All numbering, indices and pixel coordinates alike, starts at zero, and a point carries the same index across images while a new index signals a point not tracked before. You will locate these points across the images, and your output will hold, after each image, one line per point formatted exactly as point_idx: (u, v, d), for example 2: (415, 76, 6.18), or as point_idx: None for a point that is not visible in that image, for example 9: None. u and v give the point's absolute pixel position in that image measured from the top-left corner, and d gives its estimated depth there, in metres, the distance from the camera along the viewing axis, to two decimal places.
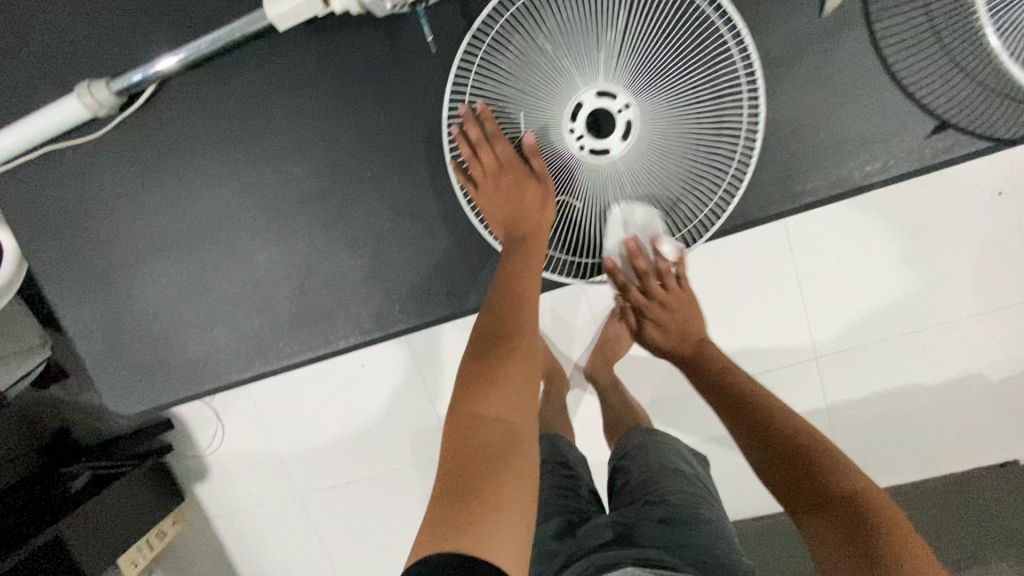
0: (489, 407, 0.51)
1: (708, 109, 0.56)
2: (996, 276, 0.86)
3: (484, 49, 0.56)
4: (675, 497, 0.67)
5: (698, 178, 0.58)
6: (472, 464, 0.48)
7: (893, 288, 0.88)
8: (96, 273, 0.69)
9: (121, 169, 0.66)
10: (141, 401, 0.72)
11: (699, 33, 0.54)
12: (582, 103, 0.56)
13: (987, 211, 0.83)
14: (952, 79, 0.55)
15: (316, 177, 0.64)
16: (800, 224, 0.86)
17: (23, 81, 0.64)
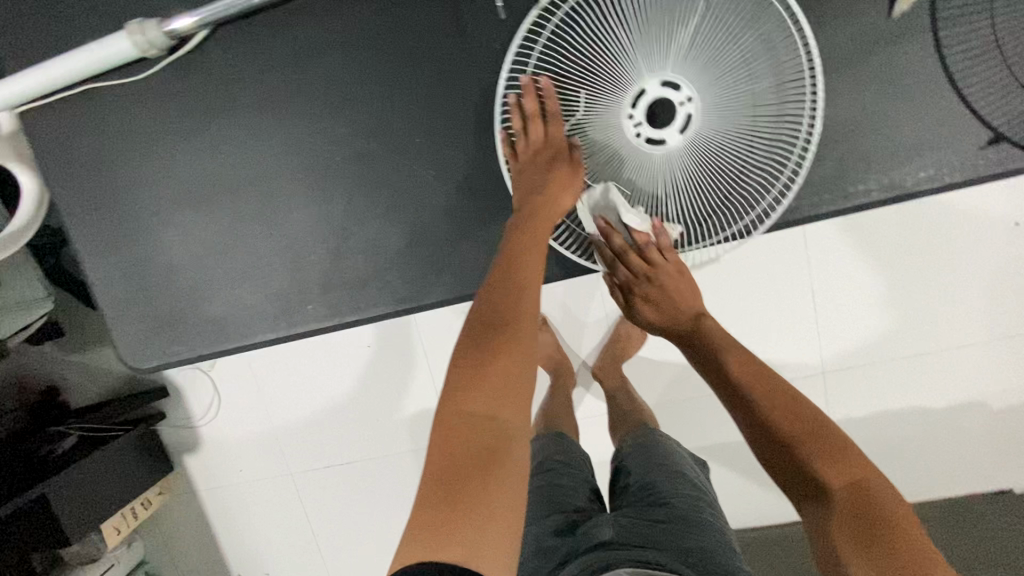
0: (480, 402, 0.48)
1: (768, 109, 0.56)
2: (1012, 304, 0.87)
3: (552, 27, 0.57)
4: (680, 501, 0.64)
5: (750, 176, 0.58)
6: (461, 464, 0.46)
7: (914, 308, 0.88)
8: (125, 218, 0.67)
9: (162, 113, 0.64)
10: (158, 355, 0.70)
11: (766, 34, 0.55)
12: (646, 90, 0.56)
13: (1008, 239, 0.84)
14: (1011, 93, 0.55)
15: (362, 139, 0.63)
16: (828, 235, 0.86)
17: (71, 15, 0.63)
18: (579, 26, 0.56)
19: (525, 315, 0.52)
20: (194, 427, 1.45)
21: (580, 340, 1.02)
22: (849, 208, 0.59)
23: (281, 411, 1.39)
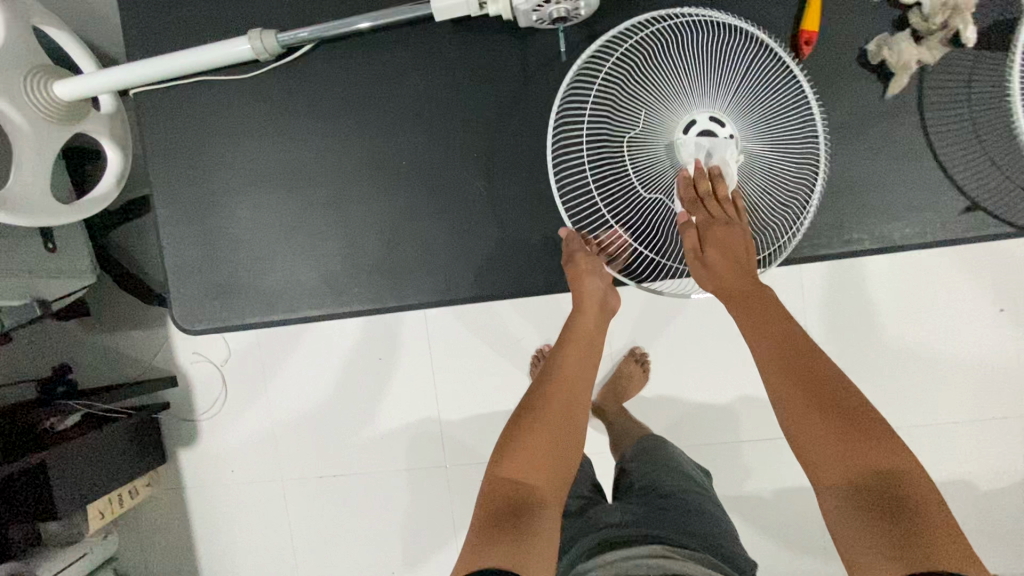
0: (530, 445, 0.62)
1: (784, 167, 0.66)
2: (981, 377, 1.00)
3: (624, 60, 0.68)
4: (683, 492, 0.68)
5: (770, 209, 0.68)
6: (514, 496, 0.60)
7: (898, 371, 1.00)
8: (205, 193, 0.76)
9: (257, 109, 0.74)
10: (208, 318, 0.76)
11: (794, 102, 0.66)
12: (695, 121, 0.65)
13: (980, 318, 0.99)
14: (985, 170, 0.65)
15: (426, 149, 0.72)
16: (828, 293, 0.99)
17: (199, 23, 0.74)
18: (630, 66, 0.68)
19: (576, 393, 0.67)
20: (196, 420, 1.47)
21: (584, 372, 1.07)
22: (844, 251, 0.67)
23: (285, 413, 1.42)
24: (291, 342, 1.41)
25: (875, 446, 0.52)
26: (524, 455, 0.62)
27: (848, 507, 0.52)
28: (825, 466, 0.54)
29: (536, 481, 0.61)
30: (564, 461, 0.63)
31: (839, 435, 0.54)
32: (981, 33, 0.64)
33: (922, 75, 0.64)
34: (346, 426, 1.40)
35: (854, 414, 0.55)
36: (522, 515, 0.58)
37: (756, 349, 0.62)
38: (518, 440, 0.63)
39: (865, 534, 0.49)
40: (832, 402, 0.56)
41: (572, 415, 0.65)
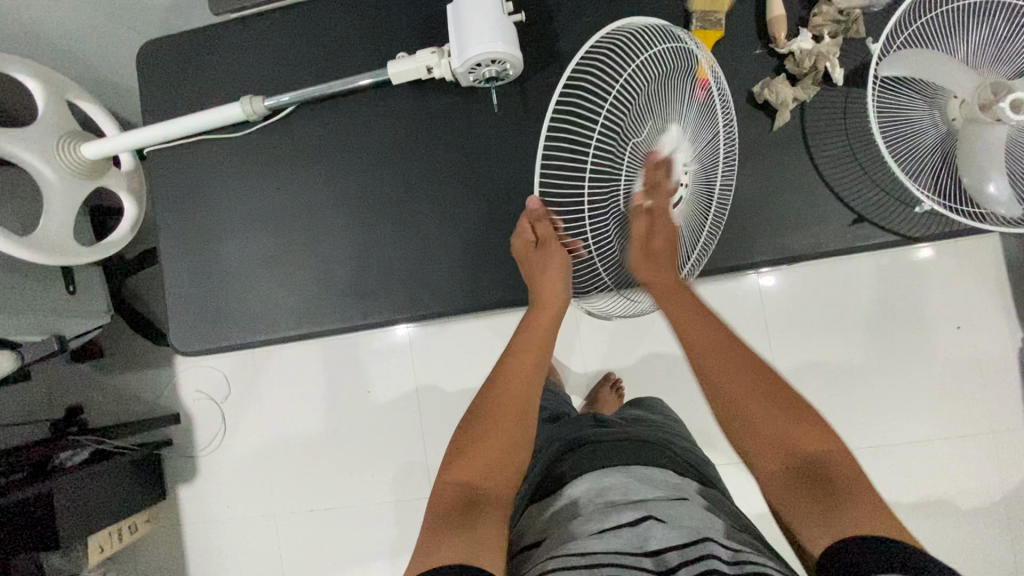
0: (479, 446, 0.65)
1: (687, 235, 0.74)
2: (907, 390, 1.26)
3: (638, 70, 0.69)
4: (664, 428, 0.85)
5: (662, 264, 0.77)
6: (465, 499, 0.60)
7: (860, 383, 1.27)
8: (200, 233, 0.88)
9: (246, 159, 0.87)
10: (201, 340, 0.87)
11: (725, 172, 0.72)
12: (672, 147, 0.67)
13: (896, 334, 1.26)
14: (865, 187, 0.75)
15: (388, 187, 0.84)
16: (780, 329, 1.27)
17: (205, 94, 0.90)
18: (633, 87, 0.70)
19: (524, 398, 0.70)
20: (196, 456, 1.55)
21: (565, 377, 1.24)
22: (750, 262, 0.77)
23: (280, 446, 1.49)
24: (287, 378, 1.50)
25: (808, 434, 0.59)
26: (475, 459, 0.64)
27: (787, 487, 0.57)
28: (767, 456, 0.60)
29: (482, 481, 0.62)
30: (512, 468, 0.64)
31: (778, 427, 0.61)
32: (850, 75, 0.75)
33: (804, 109, 0.76)
34: (338, 457, 1.47)
35: (790, 403, 0.62)
36: (472, 512, 0.59)
37: (694, 343, 0.69)
38: (467, 449, 0.65)
39: (809, 508, 0.54)
40: (771, 396, 0.63)
41: (521, 419, 0.68)
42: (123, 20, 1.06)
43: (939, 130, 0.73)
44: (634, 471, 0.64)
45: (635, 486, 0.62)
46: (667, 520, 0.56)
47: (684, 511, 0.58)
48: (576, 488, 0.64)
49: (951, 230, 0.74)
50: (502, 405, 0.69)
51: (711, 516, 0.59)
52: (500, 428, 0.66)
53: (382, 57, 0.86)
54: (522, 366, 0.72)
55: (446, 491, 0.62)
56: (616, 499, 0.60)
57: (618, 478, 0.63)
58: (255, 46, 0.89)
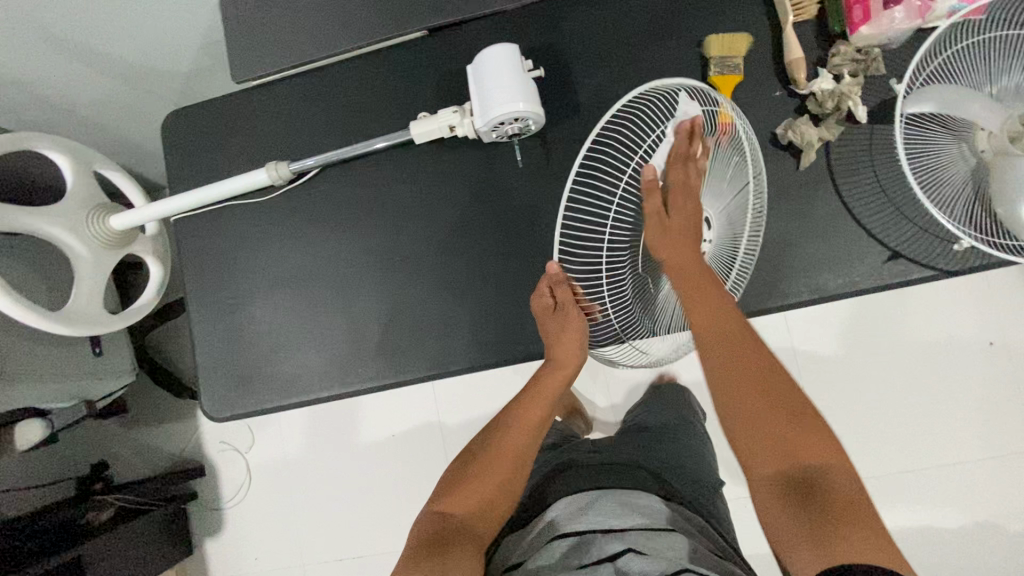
0: (468, 482, 0.70)
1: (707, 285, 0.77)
2: (945, 410, 1.23)
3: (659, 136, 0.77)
4: (680, 443, 0.87)
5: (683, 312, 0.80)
6: (446, 532, 0.65)
7: (894, 405, 1.24)
8: (229, 298, 0.89)
9: (272, 222, 0.88)
10: (232, 406, 0.87)
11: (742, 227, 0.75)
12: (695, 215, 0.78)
13: (929, 354, 1.24)
14: (898, 222, 0.74)
15: (415, 243, 0.84)
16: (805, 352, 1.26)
17: (230, 160, 0.91)
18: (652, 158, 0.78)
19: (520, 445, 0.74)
20: (222, 509, 1.53)
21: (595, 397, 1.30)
22: (787, 304, 0.76)
23: (306, 495, 1.48)
24: (310, 427, 1.49)
25: (806, 445, 0.61)
26: (464, 496, 0.68)
27: (784, 499, 0.59)
28: (772, 462, 0.62)
29: (464, 516, 0.67)
30: (498, 507, 0.69)
31: (780, 435, 0.62)
32: (873, 112, 0.75)
33: (829, 148, 0.75)
34: (365, 504, 1.45)
35: (799, 415, 0.63)
36: (448, 544, 0.63)
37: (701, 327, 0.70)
38: (458, 483, 0.70)
39: (799, 524, 0.56)
40: (777, 403, 0.64)
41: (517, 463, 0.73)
42: (143, 87, 1.08)
43: (969, 162, 0.72)
44: (618, 497, 0.68)
45: (617, 513, 0.65)
46: (644, 553, 0.60)
47: (663, 540, 0.62)
48: (560, 509, 0.68)
49: (988, 261, 0.73)
50: (498, 447, 0.74)
51: (685, 540, 0.63)
52: (495, 469, 0.71)
53: (403, 117, 0.87)
54: (529, 414, 0.77)
55: (429, 517, 0.67)
56: (597, 525, 0.64)
57: (602, 502, 0.67)
58: (277, 112, 0.90)
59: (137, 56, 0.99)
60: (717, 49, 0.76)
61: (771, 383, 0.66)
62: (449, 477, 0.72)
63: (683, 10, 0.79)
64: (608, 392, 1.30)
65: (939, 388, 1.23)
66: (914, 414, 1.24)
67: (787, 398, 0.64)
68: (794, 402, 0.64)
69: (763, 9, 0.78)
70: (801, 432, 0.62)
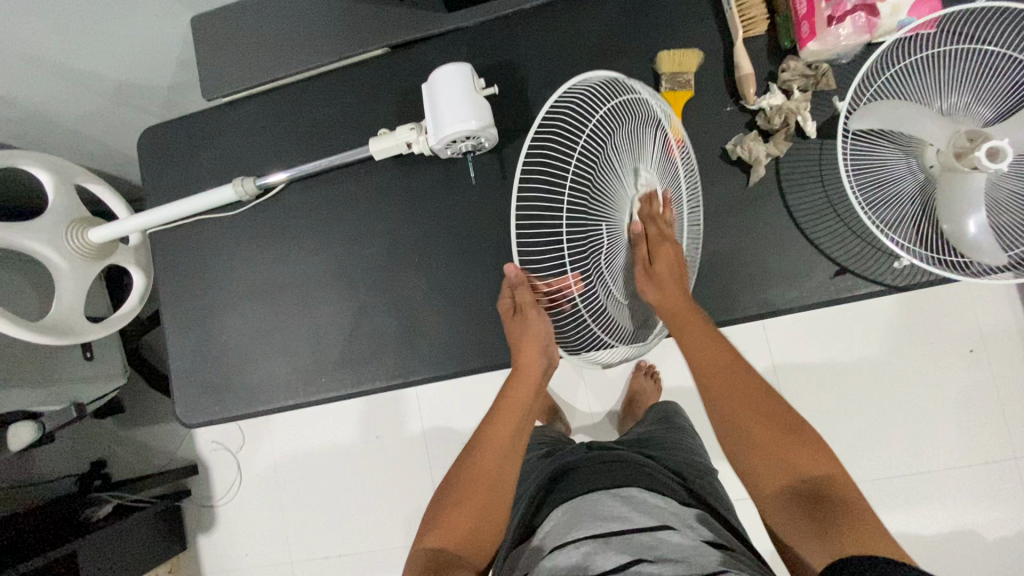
0: (454, 512, 0.66)
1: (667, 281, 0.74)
2: (925, 418, 1.22)
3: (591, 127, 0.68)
4: (677, 439, 0.82)
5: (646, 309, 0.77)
6: (439, 565, 0.62)
7: (872, 413, 1.23)
8: (201, 309, 0.92)
9: (241, 235, 0.91)
10: (204, 412, 0.90)
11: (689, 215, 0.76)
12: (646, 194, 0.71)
13: (910, 362, 1.22)
14: (846, 237, 0.75)
15: (377, 257, 0.87)
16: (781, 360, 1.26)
17: (203, 174, 0.94)
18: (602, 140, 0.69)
19: (507, 471, 0.69)
20: (214, 506, 1.58)
21: (573, 398, 1.32)
22: (736, 318, 0.77)
23: (294, 494, 1.52)
24: (298, 428, 1.53)
25: (803, 455, 0.60)
26: (453, 525, 0.65)
27: (787, 510, 0.58)
28: (772, 480, 0.60)
29: (455, 547, 0.63)
30: (490, 531, 0.65)
31: (774, 451, 0.61)
32: (822, 128, 0.76)
33: (779, 164, 0.76)
34: (351, 504, 1.48)
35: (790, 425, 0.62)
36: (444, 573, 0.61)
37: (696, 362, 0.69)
38: (442, 513, 0.66)
39: (812, 531, 0.55)
40: (768, 417, 0.63)
41: (502, 485, 0.68)
42: (127, 100, 1.11)
43: (917, 177, 0.72)
44: (615, 501, 0.63)
45: (619, 514, 0.60)
46: (653, 559, 0.54)
47: (669, 544, 0.56)
48: (558, 519, 0.63)
49: (937, 277, 0.73)
50: (476, 472, 0.68)
51: (687, 539, 0.58)
52: (479, 497, 0.66)
53: (368, 133, 0.89)
54: (500, 433, 0.71)
55: (421, 555, 0.64)
56: (594, 531, 0.58)
57: (598, 506, 0.62)
58: (248, 128, 0.93)
59: (118, 73, 1.02)
60: (667, 65, 0.77)
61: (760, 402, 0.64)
62: (436, 508, 0.67)
63: (637, 27, 0.80)
64: (585, 398, 1.32)
65: (919, 396, 1.22)
66: (893, 421, 1.23)
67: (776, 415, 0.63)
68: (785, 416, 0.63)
69: (716, 25, 0.79)
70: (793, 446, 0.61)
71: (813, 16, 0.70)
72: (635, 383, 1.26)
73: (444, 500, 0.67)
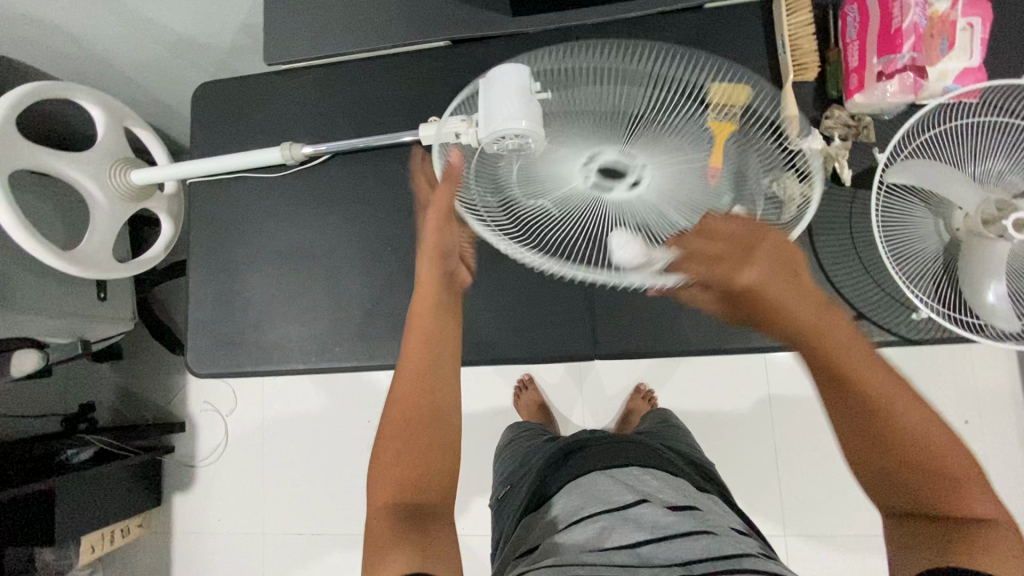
0: (404, 456, 0.62)
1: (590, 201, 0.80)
2: None
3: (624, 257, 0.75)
4: (675, 429, 0.85)
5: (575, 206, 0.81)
6: (401, 517, 0.59)
7: None
8: (228, 261, 0.94)
9: (280, 197, 0.93)
10: (216, 363, 0.91)
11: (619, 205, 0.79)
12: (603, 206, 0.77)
13: None
14: (866, 284, 0.78)
15: (408, 237, 0.89)
16: (781, 402, 1.26)
17: (252, 135, 0.97)
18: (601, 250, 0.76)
19: (448, 401, 0.66)
20: (196, 466, 1.57)
21: (569, 408, 1.33)
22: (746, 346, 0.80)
23: (277, 464, 1.52)
24: (291, 400, 1.53)
25: (945, 492, 0.54)
26: (409, 469, 0.62)
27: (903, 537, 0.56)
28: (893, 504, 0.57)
29: (412, 495, 0.61)
30: (445, 470, 0.63)
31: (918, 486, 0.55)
32: (856, 178, 0.79)
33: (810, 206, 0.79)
34: (332, 483, 1.48)
35: (938, 464, 0.55)
36: (416, 520, 0.59)
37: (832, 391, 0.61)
38: (390, 458, 0.62)
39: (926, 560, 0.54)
40: (911, 454, 0.56)
41: (447, 416, 0.65)
42: (186, 57, 1.14)
43: (943, 237, 0.75)
44: (632, 472, 0.65)
45: (624, 490, 0.61)
46: (670, 531, 0.54)
47: (686, 516, 0.57)
48: (565, 501, 0.63)
49: (948, 335, 0.76)
50: (416, 407, 0.64)
51: (710, 517, 0.59)
52: (429, 428, 0.63)
53: (417, 119, 0.92)
54: (426, 360, 0.67)
55: (380, 511, 0.60)
56: (613, 505, 0.59)
57: (601, 486, 0.63)
58: (302, 97, 0.96)
59: (184, 27, 1.05)
60: (718, 95, 0.77)
61: (898, 440, 0.56)
62: (381, 449, 0.64)
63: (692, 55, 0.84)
64: (582, 411, 1.32)
65: None
66: None
67: (934, 451, 0.55)
68: (938, 458, 0.55)
69: (767, 65, 0.82)
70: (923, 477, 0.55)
71: (863, 69, 0.74)
72: (632, 404, 1.27)
73: (392, 451, 0.63)
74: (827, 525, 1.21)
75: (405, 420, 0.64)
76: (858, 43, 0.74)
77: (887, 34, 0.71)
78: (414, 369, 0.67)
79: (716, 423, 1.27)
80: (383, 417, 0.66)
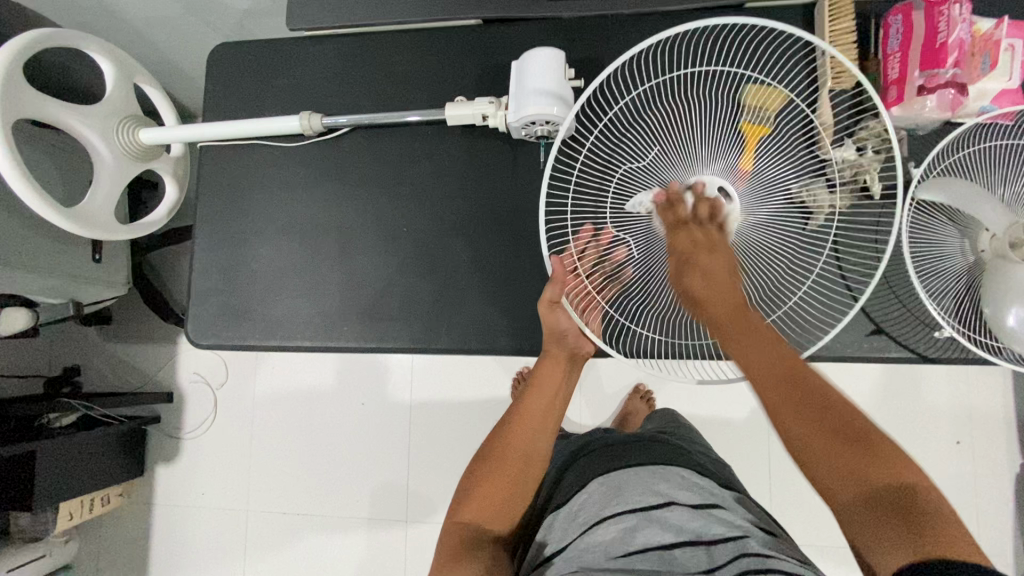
0: (485, 485, 0.67)
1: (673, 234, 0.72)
2: None
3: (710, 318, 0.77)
4: (687, 431, 0.84)
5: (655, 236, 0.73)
6: (472, 540, 0.63)
7: None
8: (236, 231, 0.91)
9: (294, 168, 0.90)
10: (219, 336, 0.89)
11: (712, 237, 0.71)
12: None
13: (908, 441, 1.22)
14: (887, 299, 0.78)
15: (426, 219, 0.86)
16: None
17: (268, 102, 0.94)
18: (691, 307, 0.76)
19: (535, 447, 0.71)
20: (181, 438, 1.54)
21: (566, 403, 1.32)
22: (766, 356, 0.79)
23: (264, 442, 1.49)
24: (282, 379, 1.50)
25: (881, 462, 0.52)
26: (487, 497, 0.66)
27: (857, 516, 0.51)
28: (840, 486, 0.53)
29: (490, 526, 0.65)
30: (514, 506, 0.67)
31: (854, 459, 0.52)
32: (884, 191, 0.79)
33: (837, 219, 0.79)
34: (321, 464, 1.46)
35: (863, 432, 0.53)
36: (481, 544, 0.63)
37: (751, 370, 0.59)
38: (474, 482, 0.67)
39: (887, 536, 0.49)
40: (837, 420, 0.54)
41: (531, 462, 0.69)
42: (200, 16, 1.09)
43: (967, 257, 0.75)
44: (663, 475, 0.62)
45: (657, 489, 0.60)
46: (710, 539, 0.55)
47: (723, 522, 0.57)
48: (588, 496, 0.63)
49: (964, 356, 0.77)
50: (509, 445, 0.70)
51: (738, 520, 0.58)
52: (516, 466, 0.68)
53: (441, 99, 0.89)
54: (528, 409, 0.73)
55: (453, 526, 0.65)
56: (636, 505, 0.58)
57: (626, 484, 0.62)
58: (323, 68, 0.93)
59: None
60: (752, 100, 0.74)
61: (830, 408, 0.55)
62: (467, 477, 0.69)
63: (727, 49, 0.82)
64: (578, 407, 1.32)
65: None
66: None
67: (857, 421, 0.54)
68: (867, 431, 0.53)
69: (804, 67, 0.81)
70: (866, 457, 0.52)
71: (903, 82, 0.73)
72: (631, 404, 1.26)
73: (472, 475, 0.68)
74: (815, 536, 1.22)
75: (493, 457, 0.69)
76: (900, 55, 0.73)
77: (930, 49, 0.70)
78: (513, 417, 0.73)
79: (712, 428, 1.27)
80: (474, 451, 0.72)
